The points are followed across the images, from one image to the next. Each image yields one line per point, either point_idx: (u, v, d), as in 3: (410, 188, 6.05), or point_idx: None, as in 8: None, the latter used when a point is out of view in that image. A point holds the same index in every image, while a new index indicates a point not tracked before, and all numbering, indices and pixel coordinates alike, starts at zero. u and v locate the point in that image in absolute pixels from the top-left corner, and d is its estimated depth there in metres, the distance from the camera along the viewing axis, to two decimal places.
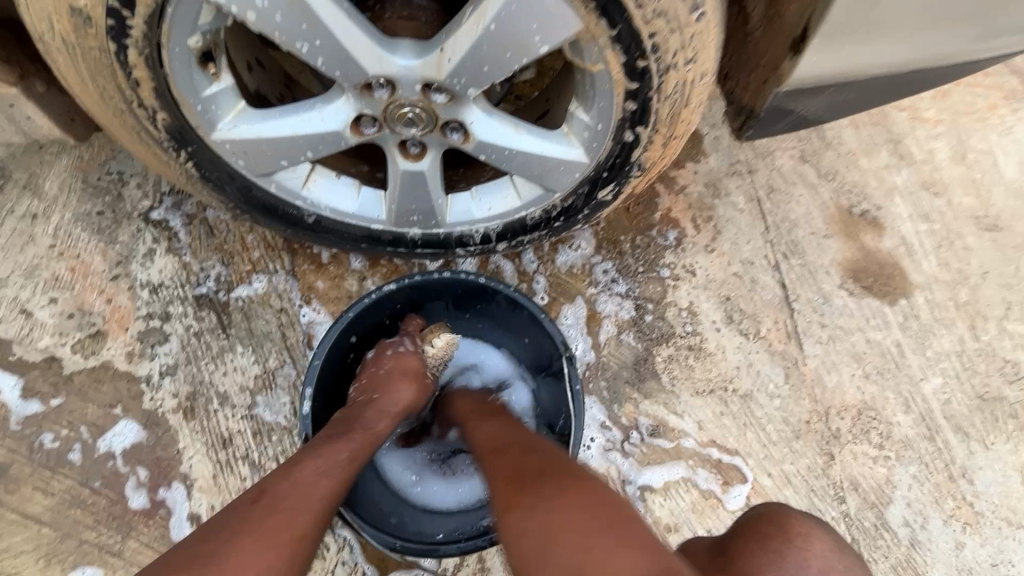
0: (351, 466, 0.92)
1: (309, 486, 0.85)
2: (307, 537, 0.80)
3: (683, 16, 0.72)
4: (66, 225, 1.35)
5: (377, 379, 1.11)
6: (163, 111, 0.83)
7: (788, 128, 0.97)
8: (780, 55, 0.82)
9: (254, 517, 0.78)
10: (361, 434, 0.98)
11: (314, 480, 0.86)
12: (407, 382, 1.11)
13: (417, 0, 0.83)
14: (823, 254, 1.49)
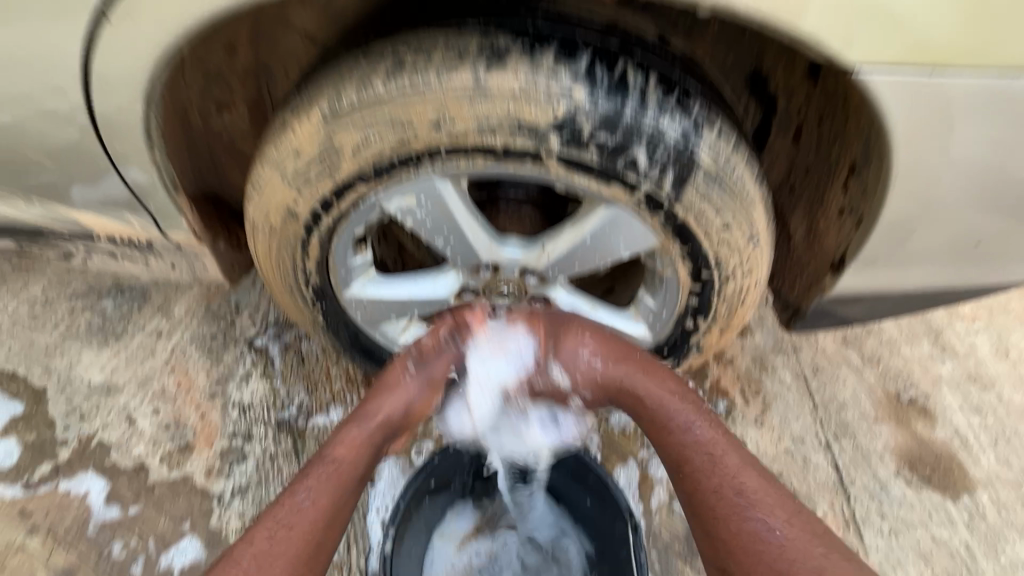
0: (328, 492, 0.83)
1: (312, 504, 0.82)
2: None
3: (742, 242, 0.85)
4: (182, 344, 1.55)
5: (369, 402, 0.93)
6: (314, 274, 1.03)
7: (832, 324, 1.10)
8: (822, 269, 0.97)
9: (264, 539, 0.79)
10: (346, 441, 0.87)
11: (306, 515, 0.81)
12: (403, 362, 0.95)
13: (524, 205, 1.03)
14: (875, 439, 1.51)
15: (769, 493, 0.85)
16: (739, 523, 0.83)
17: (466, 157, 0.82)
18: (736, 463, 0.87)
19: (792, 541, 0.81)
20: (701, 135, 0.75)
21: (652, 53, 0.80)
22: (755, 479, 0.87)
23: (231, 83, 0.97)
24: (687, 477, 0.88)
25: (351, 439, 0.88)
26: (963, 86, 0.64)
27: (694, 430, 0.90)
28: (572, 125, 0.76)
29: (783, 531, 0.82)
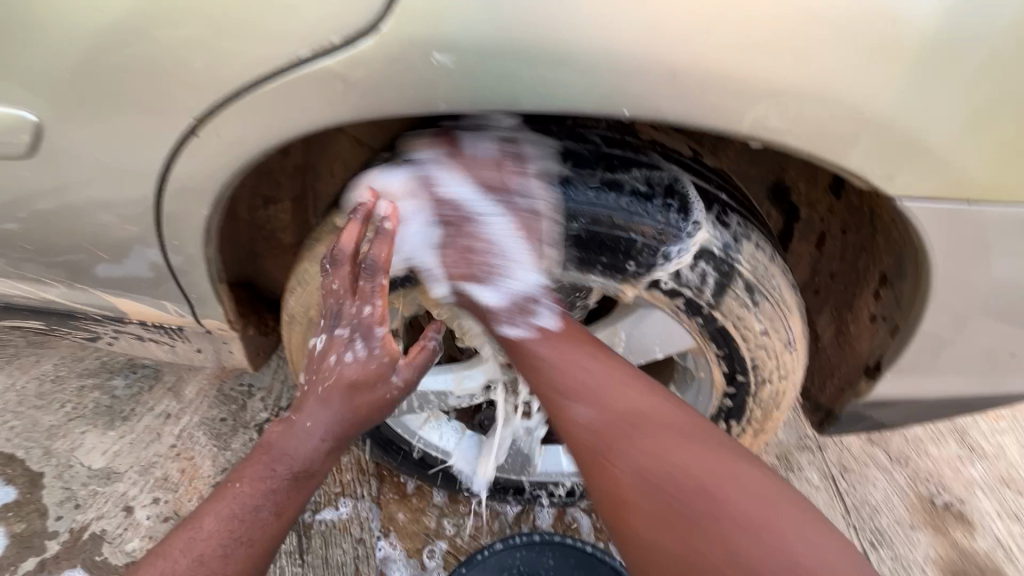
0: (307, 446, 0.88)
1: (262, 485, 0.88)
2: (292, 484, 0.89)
3: (778, 348, 0.86)
4: (190, 427, 1.50)
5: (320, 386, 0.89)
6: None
7: (866, 429, 1.07)
8: (856, 375, 0.97)
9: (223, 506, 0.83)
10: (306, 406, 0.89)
11: (269, 472, 0.87)
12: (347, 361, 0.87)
13: None
14: (914, 548, 1.43)
15: (738, 475, 0.72)
16: (577, 431, 0.81)
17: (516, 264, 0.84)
18: (657, 411, 0.79)
19: (696, 462, 0.73)
20: (740, 246, 0.78)
21: (693, 165, 0.83)
22: (707, 447, 0.75)
23: (281, 179, 1.03)
24: (610, 451, 0.78)
25: (338, 395, 0.88)
26: (1000, 216, 0.66)
27: (609, 387, 0.81)
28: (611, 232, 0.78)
29: (630, 438, 0.77)
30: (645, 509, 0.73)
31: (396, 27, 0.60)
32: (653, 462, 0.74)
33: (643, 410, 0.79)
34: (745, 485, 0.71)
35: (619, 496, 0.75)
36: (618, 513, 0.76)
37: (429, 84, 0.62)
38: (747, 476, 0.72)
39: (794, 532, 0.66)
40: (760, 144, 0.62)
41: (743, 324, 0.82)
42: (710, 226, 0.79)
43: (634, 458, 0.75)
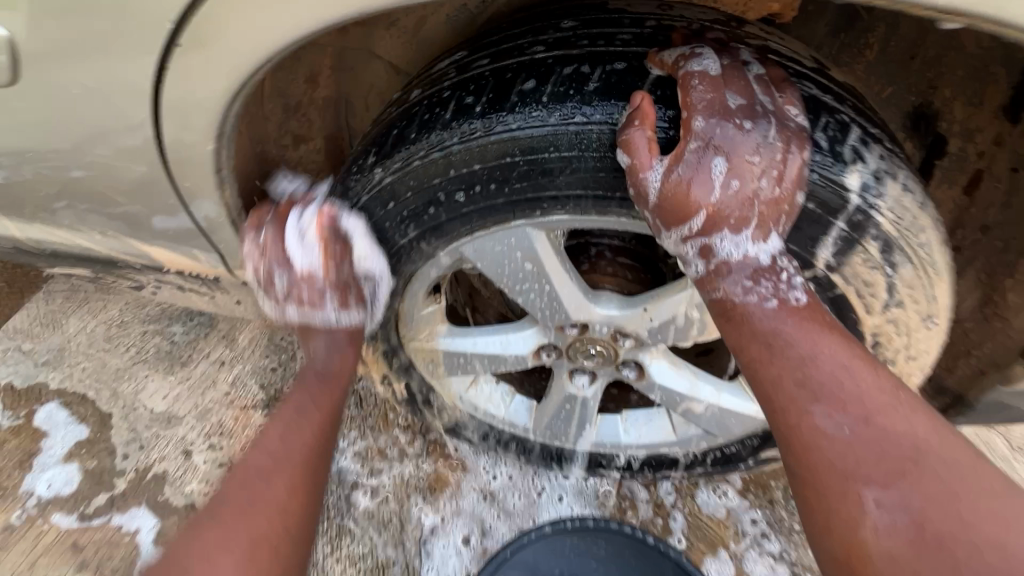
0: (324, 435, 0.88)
1: (275, 466, 0.81)
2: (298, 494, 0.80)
3: (914, 323, 0.66)
4: (242, 375, 1.51)
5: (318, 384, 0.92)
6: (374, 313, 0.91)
7: (1007, 420, 0.87)
8: (1007, 356, 0.80)
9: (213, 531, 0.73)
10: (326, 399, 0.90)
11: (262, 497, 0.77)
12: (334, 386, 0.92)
13: (621, 256, 0.88)
14: None
15: (903, 472, 0.52)
16: (800, 420, 0.57)
17: (572, 210, 0.61)
18: (903, 417, 0.55)
19: (878, 439, 0.54)
20: (880, 187, 0.56)
21: (820, 80, 0.59)
22: (928, 431, 0.54)
23: (311, 116, 0.93)
24: (872, 478, 0.53)
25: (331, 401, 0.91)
26: None
27: (824, 360, 0.57)
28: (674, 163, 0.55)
29: (854, 429, 0.55)
30: (888, 519, 0.52)
31: None
32: (882, 463, 0.53)
33: (845, 373, 0.56)
34: (990, 504, 0.51)
35: (861, 497, 0.53)
36: (832, 513, 0.54)
37: None
38: (928, 433, 0.54)
39: (1000, 535, 0.49)
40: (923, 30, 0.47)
41: (869, 290, 0.62)
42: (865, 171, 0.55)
43: (864, 444, 0.54)
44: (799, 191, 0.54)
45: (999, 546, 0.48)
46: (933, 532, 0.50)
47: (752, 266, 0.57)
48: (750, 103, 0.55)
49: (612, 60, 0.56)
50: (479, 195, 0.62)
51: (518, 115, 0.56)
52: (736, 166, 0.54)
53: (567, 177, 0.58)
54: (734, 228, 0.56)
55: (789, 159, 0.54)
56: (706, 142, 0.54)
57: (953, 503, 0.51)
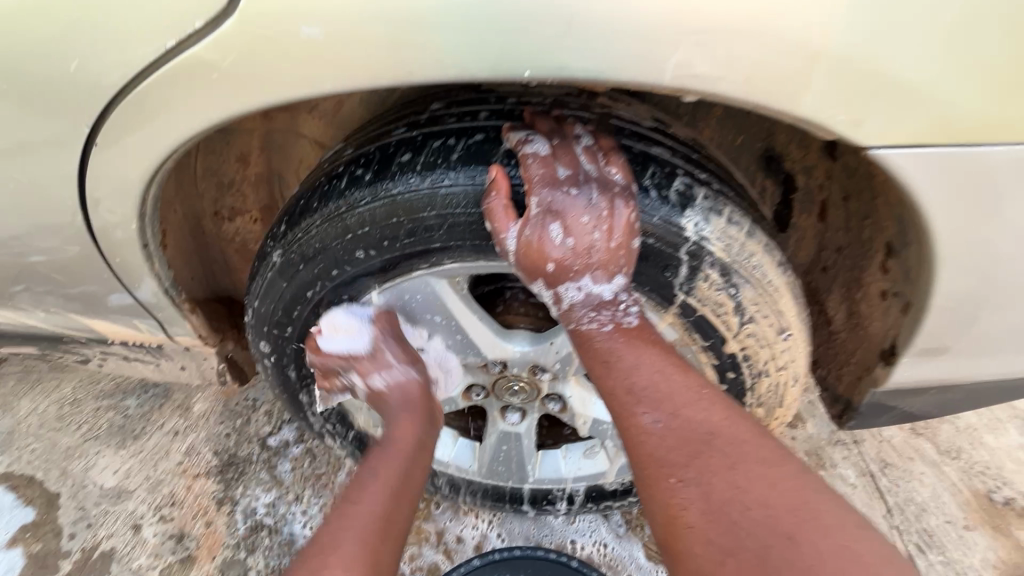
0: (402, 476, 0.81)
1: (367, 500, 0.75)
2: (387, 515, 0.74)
3: (771, 337, 0.75)
4: (196, 443, 1.52)
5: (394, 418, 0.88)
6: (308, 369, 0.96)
7: (895, 420, 0.95)
8: (872, 360, 0.86)
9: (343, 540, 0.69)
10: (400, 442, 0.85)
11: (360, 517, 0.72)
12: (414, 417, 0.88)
13: (533, 297, 0.97)
14: (969, 551, 1.28)
15: (705, 459, 0.57)
16: (627, 417, 0.63)
17: (460, 258, 0.71)
18: (707, 410, 0.61)
19: (685, 429, 0.60)
20: (708, 220, 0.66)
21: (657, 137, 0.71)
22: (727, 419, 0.60)
23: (244, 190, 1.03)
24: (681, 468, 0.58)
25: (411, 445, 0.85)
26: (1010, 156, 0.55)
27: (641, 366, 0.64)
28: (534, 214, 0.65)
29: (665, 422, 0.61)
30: (693, 501, 0.56)
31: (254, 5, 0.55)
32: (688, 451, 0.58)
33: (657, 378, 0.64)
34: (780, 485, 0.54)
35: (670, 481, 0.58)
36: (653, 498, 0.59)
37: (322, 64, 0.56)
38: (726, 423, 0.60)
39: (776, 505, 0.53)
40: (693, 99, 0.54)
41: (723, 309, 0.72)
42: (695, 206, 0.66)
43: (675, 437, 0.60)
44: (634, 238, 0.65)
45: (771, 515, 0.52)
46: (725, 506, 0.54)
47: (595, 301, 0.68)
48: (577, 171, 0.65)
49: (473, 132, 0.67)
50: (375, 253, 0.71)
51: (397, 182, 0.66)
52: (570, 226, 0.65)
53: (444, 232, 0.67)
54: (577, 275, 0.67)
55: (615, 214, 0.63)
56: (544, 209, 0.64)
57: (748, 484, 0.55)
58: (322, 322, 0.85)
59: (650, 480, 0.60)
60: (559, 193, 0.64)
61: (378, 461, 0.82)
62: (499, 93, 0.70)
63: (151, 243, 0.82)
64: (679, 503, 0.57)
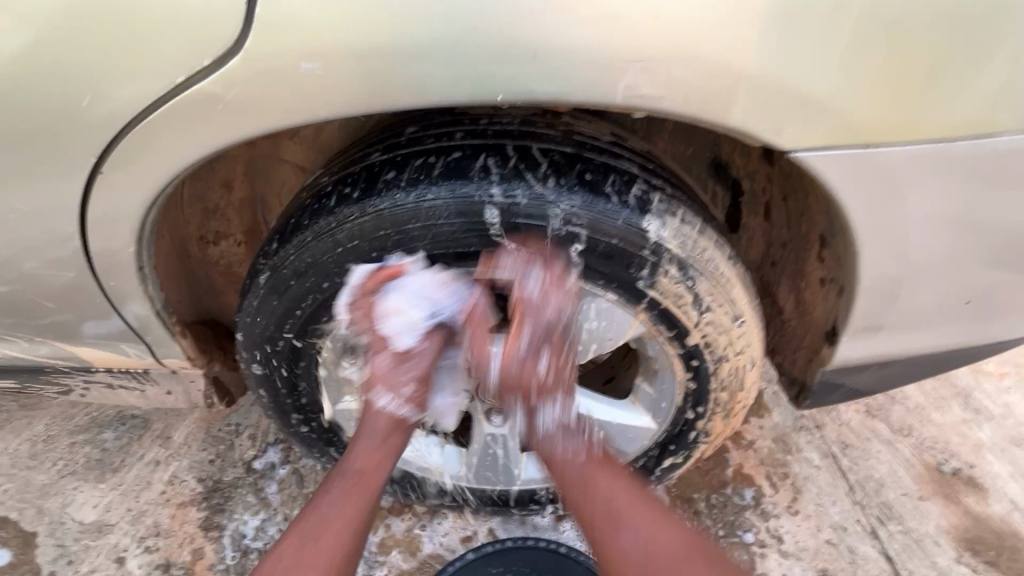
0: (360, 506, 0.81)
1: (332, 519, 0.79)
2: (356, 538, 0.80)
3: (727, 324, 0.84)
4: (179, 471, 1.51)
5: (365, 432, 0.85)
6: (298, 383, 0.99)
7: (845, 396, 1.05)
8: (818, 342, 0.95)
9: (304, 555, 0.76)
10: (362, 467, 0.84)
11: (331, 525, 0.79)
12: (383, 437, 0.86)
13: None
14: (924, 520, 1.38)
15: (626, 503, 0.80)
16: (547, 439, 0.85)
17: (444, 267, 0.77)
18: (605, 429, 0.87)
19: (590, 444, 0.85)
20: (664, 221, 0.75)
21: (616, 150, 0.79)
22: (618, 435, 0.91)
23: (228, 215, 1.07)
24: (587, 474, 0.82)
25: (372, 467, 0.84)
26: (907, 154, 0.65)
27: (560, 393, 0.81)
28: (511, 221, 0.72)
29: (576, 441, 0.84)
30: (595, 494, 0.81)
31: (255, 44, 0.61)
32: (591, 460, 0.84)
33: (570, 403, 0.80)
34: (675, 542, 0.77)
35: (580, 481, 0.82)
36: (572, 497, 0.82)
37: (315, 92, 0.62)
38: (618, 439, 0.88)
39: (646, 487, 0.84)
40: (643, 114, 0.62)
41: (683, 300, 0.80)
42: (652, 210, 0.74)
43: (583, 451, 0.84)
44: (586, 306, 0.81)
45: (643, 495, 0.82)
46: (615, 498, 0.80)
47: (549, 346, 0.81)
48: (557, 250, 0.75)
49: (451, 150, 0.74)
50: (365, 265, 0.77)
51: (384, 198, 0.72)
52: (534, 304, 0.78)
53: (429, 242, 0.74)
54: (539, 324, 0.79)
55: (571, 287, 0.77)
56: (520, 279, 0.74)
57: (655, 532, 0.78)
58: (312, 334, 0.89)
59: (568, 484, 0.83)
60: (532, 201, 0.71)
61: (350, 478, 0.83)
62: (472, 115, 0.77)
63: (147, 266, 0.85)
64: (587, 498, 0.81)
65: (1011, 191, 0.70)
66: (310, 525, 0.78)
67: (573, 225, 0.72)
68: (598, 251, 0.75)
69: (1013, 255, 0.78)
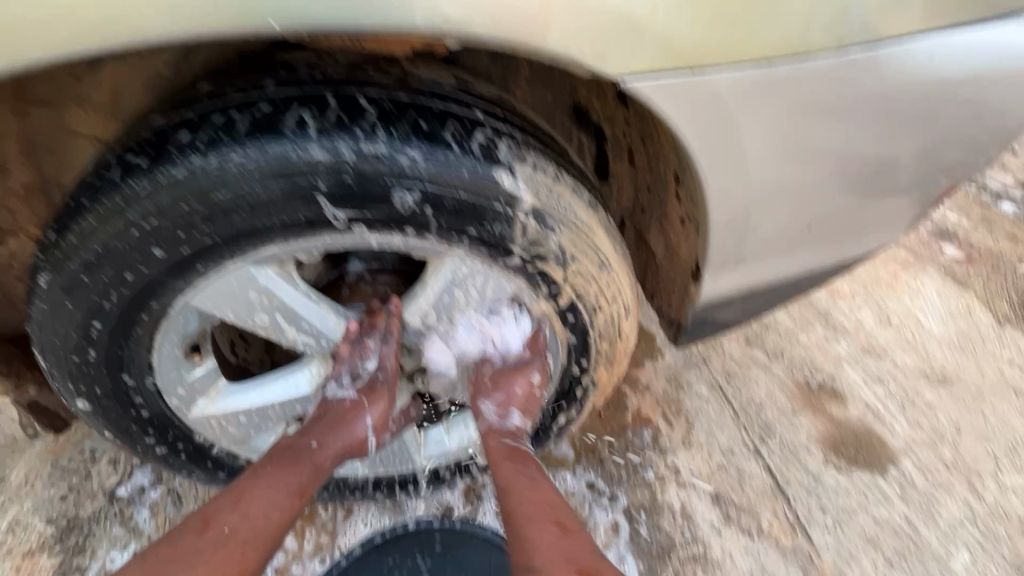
0: (289, 501, 0.82)
1: (250, 508, 0.79)
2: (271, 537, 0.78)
3: (594, 272, 0.82)
4: (21, 515, 1.28)
5: (325, 425, 0.91)
6: (133, 395, 0.85)
7: (717, 330, 1.09)
8: (687, 281, 0.97)
9: (203, 547, 0.74)
10: (298, 466, 0.86)
11: (247, 512, 0.79)
12: (336, 437, 0.91)
13: (379, 274, 0.96)
14: (797, 431, 1.52)
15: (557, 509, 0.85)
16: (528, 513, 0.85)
17: (275, 241, 0.67)
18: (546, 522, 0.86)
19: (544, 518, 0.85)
20: (514, 167, 0.70)
21: (461, 95, 0.72)
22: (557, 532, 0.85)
23: (14, 208, 0.90)
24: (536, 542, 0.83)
25: (311, 465, 0.86)
26: (735, 80, 0.64)
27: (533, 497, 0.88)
28: (339, 180, 0.63)
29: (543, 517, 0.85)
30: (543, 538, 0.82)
31: None
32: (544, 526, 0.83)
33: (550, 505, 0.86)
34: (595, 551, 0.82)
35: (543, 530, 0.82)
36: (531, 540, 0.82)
37: (56, 24, 0.52)
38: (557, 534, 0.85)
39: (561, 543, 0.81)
40: (455, 42, 0.57)
41: (545, 252, 0.77)
42: (499, 156, 0.69)
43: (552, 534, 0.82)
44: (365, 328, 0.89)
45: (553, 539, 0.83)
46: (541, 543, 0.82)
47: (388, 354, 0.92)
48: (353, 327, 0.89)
49: (257, 104, 0.63)
50: (173, 249, 0.65)
51: (178, 165, 0.60)
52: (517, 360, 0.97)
53: (246, 214, 0.63)
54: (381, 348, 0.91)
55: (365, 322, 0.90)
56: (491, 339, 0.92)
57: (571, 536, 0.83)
58: (131, 338, 0.75)
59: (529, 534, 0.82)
60: (362, 159, 0.63)
61: (287, 471, 0.84)
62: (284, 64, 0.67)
63: None
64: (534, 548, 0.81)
65: (834, 115, 0.73)
66: (232, 502, 0.79)
67: (414, 181, 0.65)
68: (446, 208, 0.68)
69: (844, 179, 0.83)
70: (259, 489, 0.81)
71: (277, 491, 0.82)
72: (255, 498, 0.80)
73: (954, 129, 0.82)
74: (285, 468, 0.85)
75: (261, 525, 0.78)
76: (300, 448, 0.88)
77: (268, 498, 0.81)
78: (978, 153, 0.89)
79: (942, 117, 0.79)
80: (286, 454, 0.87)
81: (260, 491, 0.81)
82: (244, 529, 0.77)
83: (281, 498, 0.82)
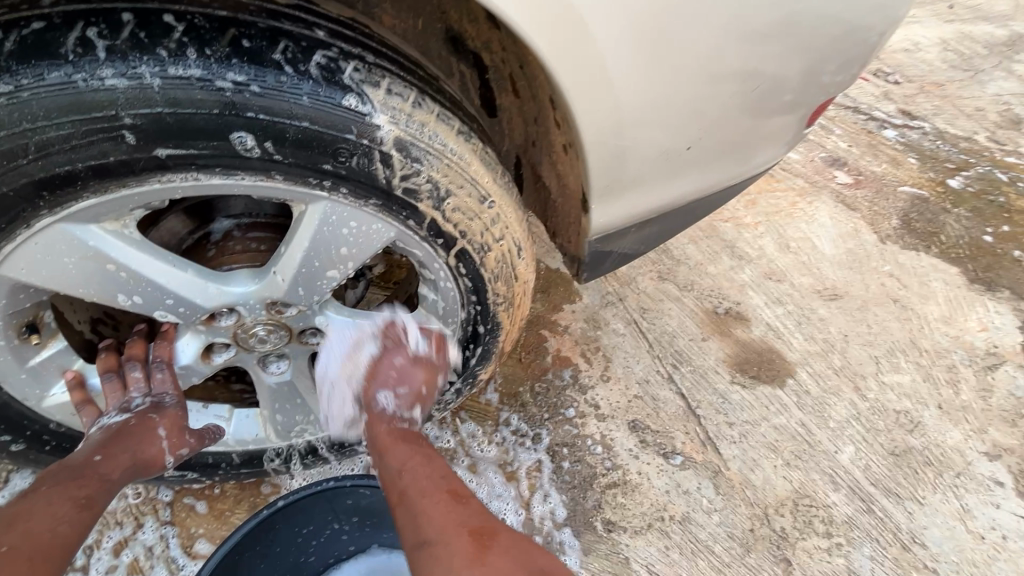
0: (89, 509, 0.74)
1: (29, 522, 0.69)
2: (65, 548, 0.69)
3: (476, 207, 0.79)
4: None
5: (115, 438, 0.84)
6: None
7: (617, 263, 1.10)
8: (578, 214, 0.95)
9: None
10: (93, 471, 0.78)
11: (22, 527, 0.68)
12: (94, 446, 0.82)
13: (251, 232, 0.88)
14: (707, 356, 1.60)
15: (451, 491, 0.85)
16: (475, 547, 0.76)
17: (85, 188, 0.63)
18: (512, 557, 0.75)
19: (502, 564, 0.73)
20: (363, 93, 0.66)
21: (300, 10, 0.65)
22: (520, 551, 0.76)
23: None
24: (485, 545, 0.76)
25: (108, 472, 0.80)
26: None
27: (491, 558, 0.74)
28: (149, 112, 0.59)
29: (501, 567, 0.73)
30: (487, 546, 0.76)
31: None
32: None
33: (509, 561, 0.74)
34: None
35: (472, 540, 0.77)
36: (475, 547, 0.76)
37: None
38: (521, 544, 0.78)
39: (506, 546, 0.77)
40: None
41: (415, 189, 0.72)
42: (347, 85, 0.65)
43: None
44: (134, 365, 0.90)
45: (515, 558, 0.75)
46: None
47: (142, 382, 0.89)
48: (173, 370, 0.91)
49: (51, 30, 0.58)
50: None
51: None
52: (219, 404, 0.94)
53: (41, 157, 0.60)
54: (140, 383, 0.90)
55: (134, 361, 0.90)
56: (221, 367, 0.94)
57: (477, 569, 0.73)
58: None
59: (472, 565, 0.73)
60: (171, 85, 0.59)
61: (79, 476, 0.77)
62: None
63: None
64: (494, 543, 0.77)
65: (688, 26, 0.73)
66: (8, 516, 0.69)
67: (245, 111, 0.61)
68: (289, 140, 0.64)
69: (716, 100, 0.84)
70: (35, 506, 0.71)
71: (62, 500, 0.73)
72: (32, 515, 0.69)
73: (811, 37, 0.84)
74: (71, 483, 0.75)
75: (45, 535, 0.68)
76: (80, 458, 0.80)
77: (56, 510, 0.71)
78: (845, 67, 0.93)
79: (799, 22, 0.81)
80: (71, 464, 0.78)
81: (38, 508, 0.71)
82: (23, 548, 0.66)
83: (66, 511, 0.72)
